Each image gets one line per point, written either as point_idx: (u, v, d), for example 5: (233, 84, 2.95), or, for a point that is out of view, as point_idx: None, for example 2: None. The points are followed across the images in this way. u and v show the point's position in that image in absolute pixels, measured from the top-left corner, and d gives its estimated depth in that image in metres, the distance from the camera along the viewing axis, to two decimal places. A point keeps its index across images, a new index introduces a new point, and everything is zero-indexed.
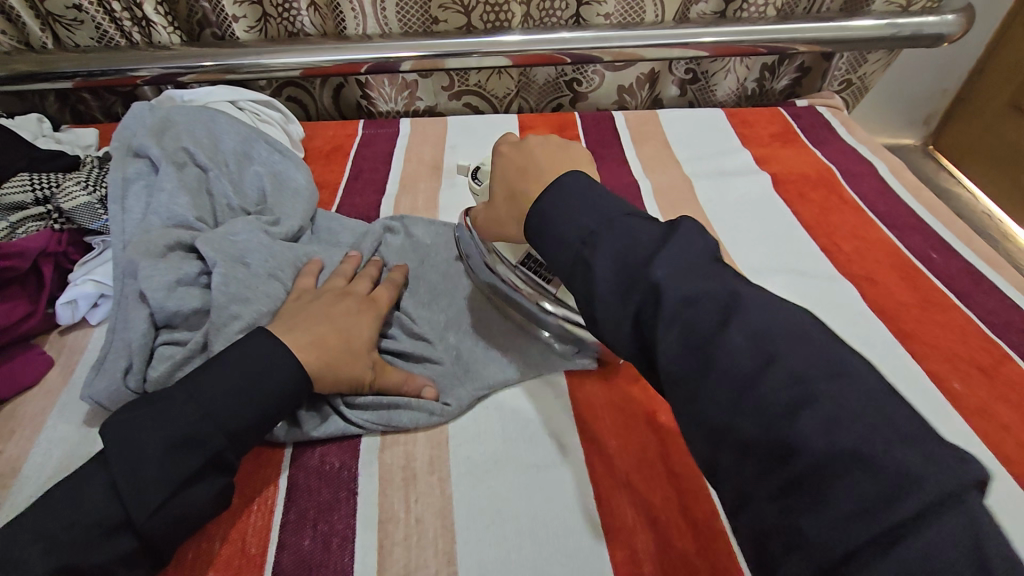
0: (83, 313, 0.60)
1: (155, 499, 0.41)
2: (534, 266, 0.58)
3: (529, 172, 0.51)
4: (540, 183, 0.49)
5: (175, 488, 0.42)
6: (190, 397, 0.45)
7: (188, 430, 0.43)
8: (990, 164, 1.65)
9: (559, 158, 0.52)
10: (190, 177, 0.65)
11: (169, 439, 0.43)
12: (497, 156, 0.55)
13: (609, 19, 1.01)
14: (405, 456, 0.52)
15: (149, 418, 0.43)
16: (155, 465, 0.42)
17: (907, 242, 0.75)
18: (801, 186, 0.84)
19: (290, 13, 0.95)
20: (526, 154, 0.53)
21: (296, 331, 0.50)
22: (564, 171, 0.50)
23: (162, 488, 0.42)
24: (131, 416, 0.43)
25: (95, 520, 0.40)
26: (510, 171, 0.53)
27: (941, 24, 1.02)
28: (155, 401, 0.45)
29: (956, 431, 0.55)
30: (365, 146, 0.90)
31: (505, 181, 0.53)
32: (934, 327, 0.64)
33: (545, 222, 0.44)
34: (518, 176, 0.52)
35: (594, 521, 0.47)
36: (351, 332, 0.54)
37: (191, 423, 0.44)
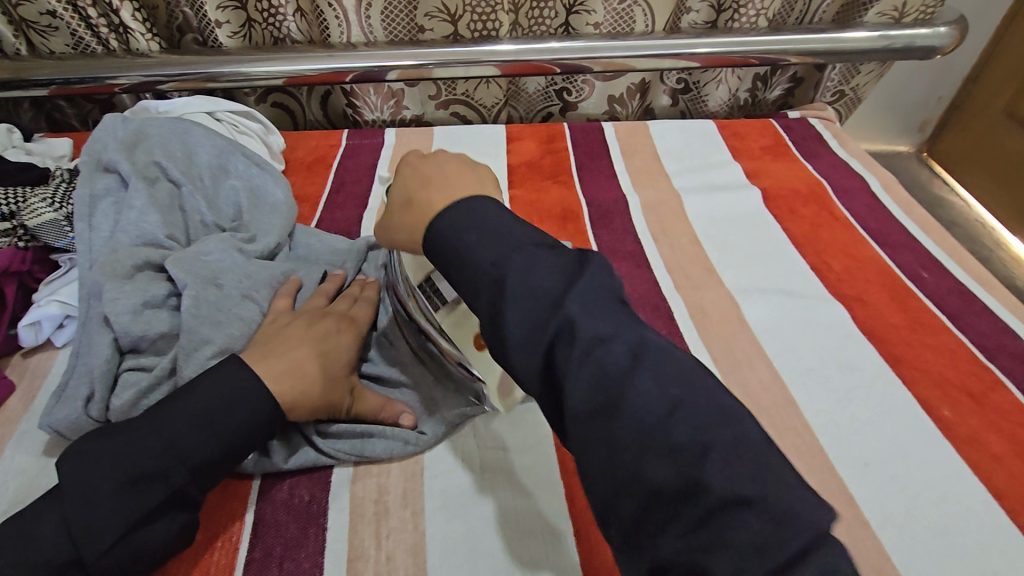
0: (48, 335, 0.58)
1: (109, 537, 0.40)
2: (430, 291, 0.52)
3: (431, 181, 0.47)
4: (443, 196, 0.45)
5: (130, 526, 0.40)
6: (151, 433, 0.43)
7: (146, 466, 0.41)
8: (984, 173, 1.64)
9: (468, 174, 0.48)
10: (162, 193, 0.63)
11: (126, 475, 0.41)
12: (404, 165, 0.50)
13: (599, 28, 0.99)
14: (378, 489, 0.50)
15: (107, 452, 0.41)
16: (109, 503, 0.40)
17: (898, 261, 0.74)
18: (791, 201, 0.83)
19: (272, 20, 0.93)
20: (434, 166, 0.49)
21: (265, 361, 0.48)
22: (470, 188, 0.46)
23: (119, 529, 0.40)
24: (88, 451, 0.42)
25: (44, 561, 0.38)
26: (413, 178, 0.48)
27: (935, 36, 1.01)
28: (115, 433, 0.43)
29: (945, 462, 0.53)
30: (349, 158, 0.88)
31: (405, 187, 0.48)
32: (926, 351, 0.62)
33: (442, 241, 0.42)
34: (421, 183, 0.47)
35: (573, 558, 0.46)
36: (323, 358, 0.51)
37: (150, 458, 0.42)
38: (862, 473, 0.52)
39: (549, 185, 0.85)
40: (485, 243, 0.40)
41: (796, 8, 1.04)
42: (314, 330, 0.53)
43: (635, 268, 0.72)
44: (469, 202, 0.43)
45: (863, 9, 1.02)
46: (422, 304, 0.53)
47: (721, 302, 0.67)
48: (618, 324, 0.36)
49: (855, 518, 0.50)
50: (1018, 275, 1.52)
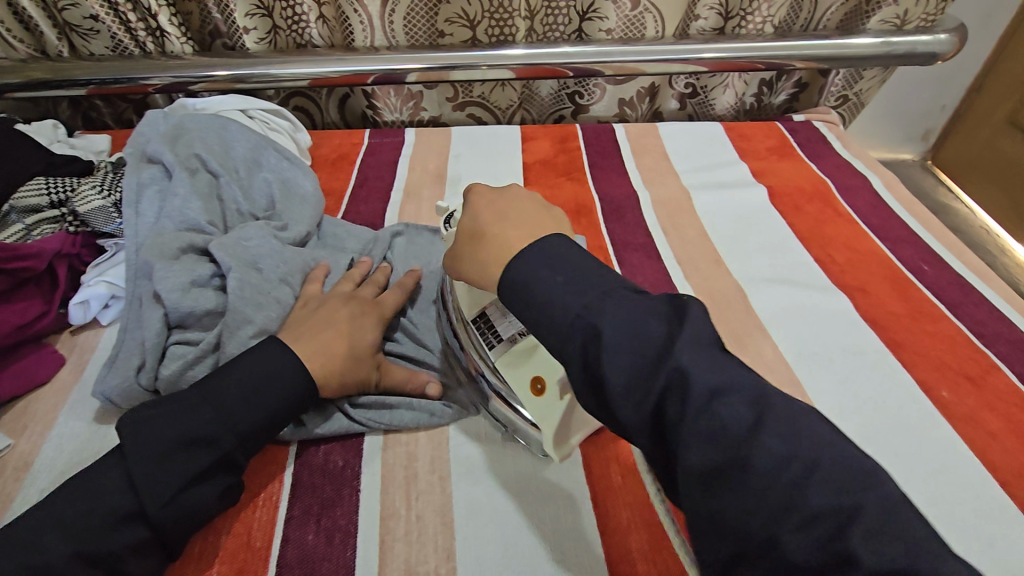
0: (95, 313, 0.62)
1: (166, 491, 0.43)
2: (486, 326, 0.53)
3: (505, 218, 0.49)
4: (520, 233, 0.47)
5: (185, 482, 0.44)
6: (204, 399, 0.46)
7: (200, 429, 0.45)
8: (989, 181, 1.68)
9: (543, 219, 0.49)
10: (202, 183, 0.67)
11: (181, 436, 0.44)
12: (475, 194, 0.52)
13: (611, 34, 1.03)
14: (407, 456, 0.53)
15: (165, 415, 0.45)
16: (167, 461, 0.43)
17: (899, 254, 0.77)
18: (796, 199, 0.86)
19: (300, 25, 0.97)
20: (504, 203, 0.51)
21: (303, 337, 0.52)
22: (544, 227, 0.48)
23: (174, 482, 0.43)
24: (148, 412, 0.45)
25: (108, 508, 0.42)
26: (485, 207, 0.51)
27: (936, 42, 1.04)
28: (170, 399, 0.46)
29: (943, 438, 0.56)
30: (371, 155, 0.92)
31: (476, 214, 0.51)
32: (925, 337, 0.65)
33: (518, 280, 0.42)
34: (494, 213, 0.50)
35: (590, 520, 0.49)
36: (355, 335, 0.55)
37: (204, 421, 0.45)
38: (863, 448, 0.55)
39: (563, 182, 0.89)
40: (572, 287, 0.41)
41: (802, 15, 1.07)
42: (347, 311, 0.56)
43: (647, 259, 0.75)
44: (542, 240, 0.44)
45: (867, 17, 1.05)
46: (474, 338, 0.54)
47: (728, 290, 0.70)
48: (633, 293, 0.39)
49: None
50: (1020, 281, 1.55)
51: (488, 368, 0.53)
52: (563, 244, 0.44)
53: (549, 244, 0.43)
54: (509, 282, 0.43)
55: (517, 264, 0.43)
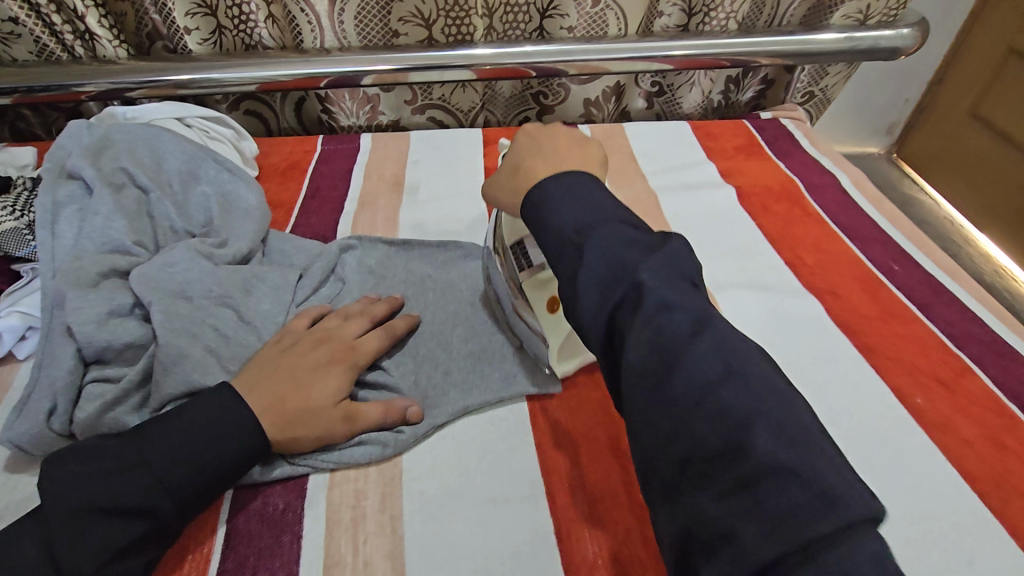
0: (9, 347, 0.56)
1: (90, 565, 0.38)
2: (520, 252, 0.59)
3: (544, 154, 0.51)
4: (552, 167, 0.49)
5: (112, 553, 0.39)
6: (143, 459, 0.42)
7: (133, 495, 0.40)
8: (954, 174, 1.70)
9: (579, 154, 0.51)
10: (130, 199, 0.62)
11: (111, 503, 0.40)
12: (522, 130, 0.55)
13: (573, 32, 1.00)
14: (356, 494, 0.49)
15: (97, 479, 0.40)
16: (93, 531, 0.39)
17: (869, 254, 0.75)
18: (764, 199, 0.84)
19: (245, 26, 0.91)
20: (545, 138, 0.53)
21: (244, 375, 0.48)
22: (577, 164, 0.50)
23: (95, 550, 0.39)
24: (72, 469, 0.41)
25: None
26: (528, 145, 0.53)
27: (898, 37, 1.04)
28: (105, 458, 0.42)
29: (920, 448, 0.54)
30: (324, 163, 0.87)
31: (519, 152, 0.53)
32: (896, 340, 0.63)
33: (542, 198, 0.45)
34: (533, 154, 0.52)
35: (555, 557, 0.45)
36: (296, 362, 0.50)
37: (139, 486, 0.41)
38: None
39: None
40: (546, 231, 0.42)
41: (765, 10, 1.06)
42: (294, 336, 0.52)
43: None
44: (577, 175, 0.46)
45: (829, 12, 1.03)
46: (510, 264, 0.60)
47: None
48: None
49: None
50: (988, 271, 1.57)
51: (514, 291, 0.59)
52: (583, 182, 0.45)
53: (569, 180, 0.45)
54: (530, 205, 0.46)
55: (542, 187, 0.45)
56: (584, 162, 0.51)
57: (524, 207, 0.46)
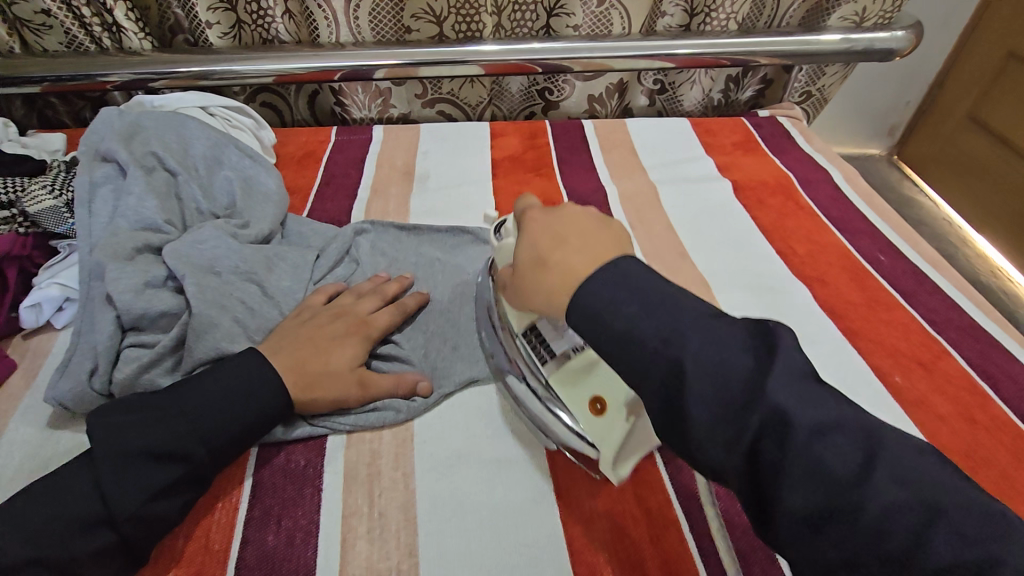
0: (48, 317, 0.60)
1: (134, 500, 0.42)
2: (538, 340, 0.53)
3: (568, 242, 0.44)
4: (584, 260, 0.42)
5: (153, 492, 0.43)
6: (182, 411, 0.46)
7: (172, 441, 0.45)
8: (951, 174, 1.73)
9: (606, 235, 0.45)
10: (159, 181, 0.66)
11: (153, 447, 0.44)
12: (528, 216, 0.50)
13: (578, 30, 1.04)
14: (371, 453, 0.53)
15: (141, 426, 0.45)
16: (136, 471, 0.43)
17: (858, 245, 0.79)
18: (760, 193, 0.88)
19: (263, 20, 0.95)
20: (559, 222, 0.47)
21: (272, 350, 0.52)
22: (611, 248, 0.43)
23: (141, 491, 0.43)
24: (119, 418, 0.45)
25: (75, 515, 0.41)
26: (542, 232, 0.47)
27: (892, 40, 1.07)
28: (147, 408, 0.46)
29: (898, 422, 0.58)
30: (338, 152, 0.91)
31: (533, 240, 0.47)
32: (880, 325, 0.67)
33: (587, 309, 0.40)
34: (552, 240, 0.45)
35: (555, 512, 0.49)
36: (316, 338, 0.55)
37: (177, 434, 0.45)
38: None
39: (532, 177, 0.89)
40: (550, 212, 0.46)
41: (765, 11, 1.09)
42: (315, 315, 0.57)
43: None
44: (611, 264, 0.41)
45: (826, 15, 1.08)
46: (528, 354, 0.53)
47: (692, 282, 0.72)
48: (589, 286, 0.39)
49: None
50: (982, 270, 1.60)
51: (542, 386, 0.53)
52: (623, 266, 0.41)
53: (610, 269, 0.41)
54: (577, 313, 0.40)
55: (583, 294, 0.40)
56: (615, 245, 0.44)
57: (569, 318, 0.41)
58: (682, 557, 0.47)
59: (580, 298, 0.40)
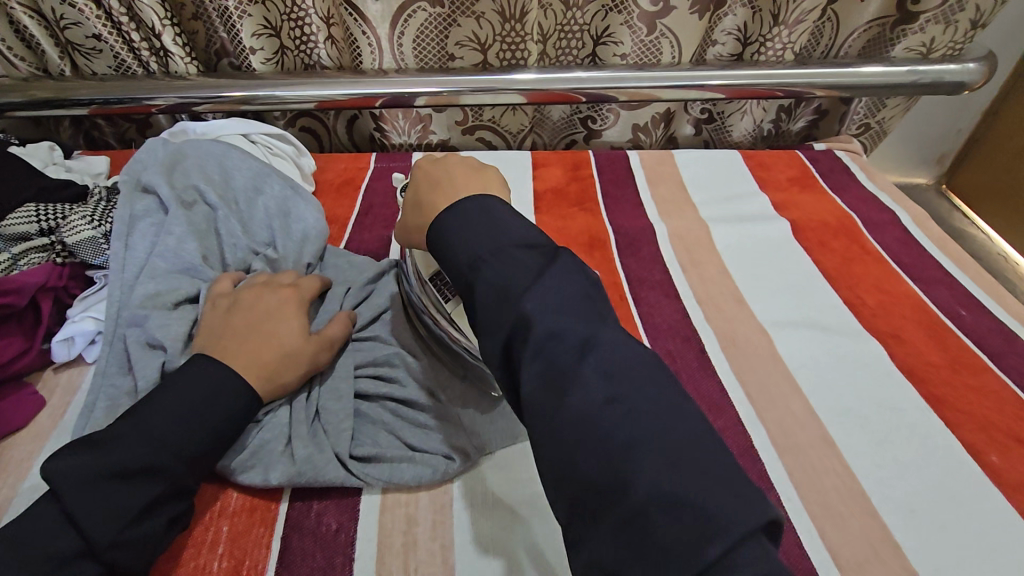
0: (79, 350, 0.59)
1: None
2: (441, 284, 0.60)
3: (442, 187, 0.54)
4: (449, 197, 0.53)
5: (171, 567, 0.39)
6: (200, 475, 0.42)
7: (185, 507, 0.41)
8: (1005, 213, 1.64)
9: (474, 180, 0.55)
10: (199, 216, 0.64)
11: None
12: (415, 171, 0.59)
13: (626, 59, 1.00)
14: (407, 519, 0.49)
15: None
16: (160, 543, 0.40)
17: (934, 297, 0.72)
18: (821, 234, 0.82)
19: (306, 46, 0.95)
20: (440, 171, 0.56)
21: (229, 350, 0.49)
22: (474, 188, 0.54)
23: None
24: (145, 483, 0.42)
25: None
26: (422, 183, 0.56)
27: (964, 71, 1.01)
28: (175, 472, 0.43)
29: (995, 512, 0.51)
30: (377, 181, 0.89)
31: (415, 189, 0.57)
32: (970, 393, 0.60)
33: (447, 233, 0.47)
34: (429, 186, 0.55)
35: None
36: (273, 333, 0.52)
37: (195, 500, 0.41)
38: (907, 520, 0.50)
39: (576, 212, 0.85)
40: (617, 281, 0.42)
41: (822, 40, 1.04)
42: (260, 308, 0.54)
43: (664, 299, 0.71)
44: (481, 197, 0.49)
45: (891, 44, 1.02)
46: (433, 298, 0.60)
47: (750, 331, 0.67)
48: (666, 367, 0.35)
49: (901, 567, 0.47)
50: None
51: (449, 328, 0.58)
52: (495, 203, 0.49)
53: (482, 202, 0.48)
54: (433, 232, 0.49)
55: (440, 222, 0.48)
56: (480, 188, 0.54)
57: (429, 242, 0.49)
58: None
59: (441, 225, 0.48)
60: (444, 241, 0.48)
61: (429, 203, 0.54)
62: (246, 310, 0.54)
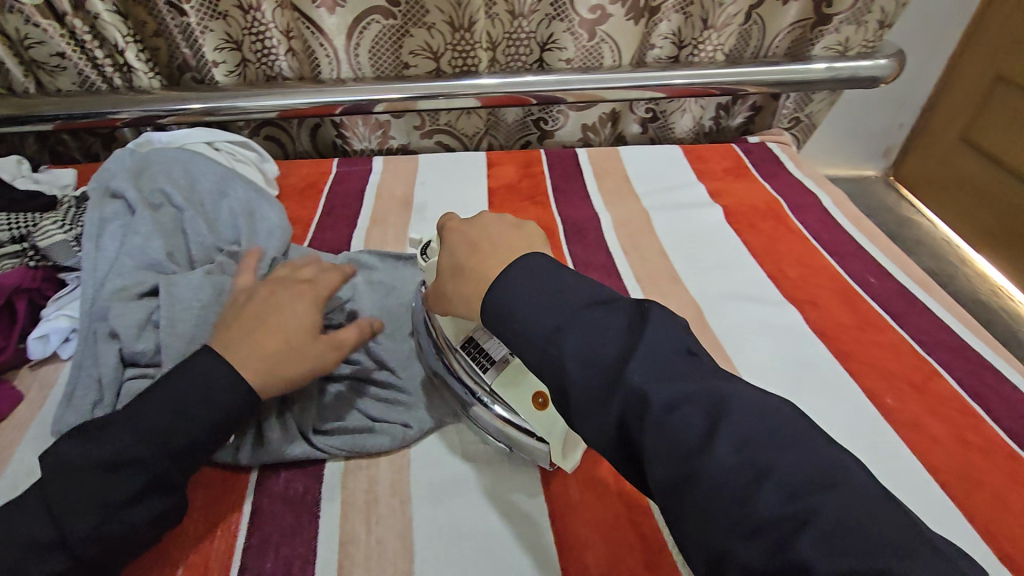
0: (55, 347, 0.62)
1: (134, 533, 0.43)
2: (476, 350, 0.55)
3: (482, 248, 0.53)
4: (495, 262, 0.51)
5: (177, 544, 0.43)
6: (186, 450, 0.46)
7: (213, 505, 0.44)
8: (949, 197, 1.81)
9: (513, 237, 0.55)
10: (165, 218, 0.68)
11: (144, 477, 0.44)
12: (448, 232, 0.57)
13: (570, 63, 1.07)
14: (369, 481, 0.54)
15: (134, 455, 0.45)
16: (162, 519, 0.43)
17: (848, 268, 0.80)
18: (750, 217, 0.90)
19: (267, 58, 0.99)
20: (478, 231, 0.55)
21: (237, 344, 0.51)
22: (519, 245, 0.53)
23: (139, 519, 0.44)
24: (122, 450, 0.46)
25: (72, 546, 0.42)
26: (458, 242, 0.55)
27: (876, 67, 1.11)
28: None
29: (891, 445, 0.58)
30: (338, 184, 0.94)
31: (451, 250, 0.55)
32: (872, 347, 0.68)
33: (498, 304, 0.47)
34: (468, 248, 0.54)
35: (550, 539, 0.50)
36: (278, 327, 0.53)
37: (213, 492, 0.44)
38: None
39: (527, 206, 0.91)
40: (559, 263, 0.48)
41: (751, 43, 1.12)
42: (268, 303, 0.55)
43: (607, 279, 0.78)
44: (530, 258, 0.49)
45: (811, 44, 1.11)
46: (465, 364, 0.56)
47: (683, 304, 0.73)
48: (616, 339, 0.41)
49: None
50: (984, 289, 1.67)
51: (485, 391, 0.55)
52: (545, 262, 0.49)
53: (531, 263, 0.48)
54: (491, 307, 0.48)
55: (496, 291, 0.48)
56: (521, 243, 0.54)
57: (486, 314, 0.48)
58: None
59: (497, 292, 0.48)
60: (504, 312, 0.47)
61: (473, 270, 0.52)
62: (260, 305, 0.55)
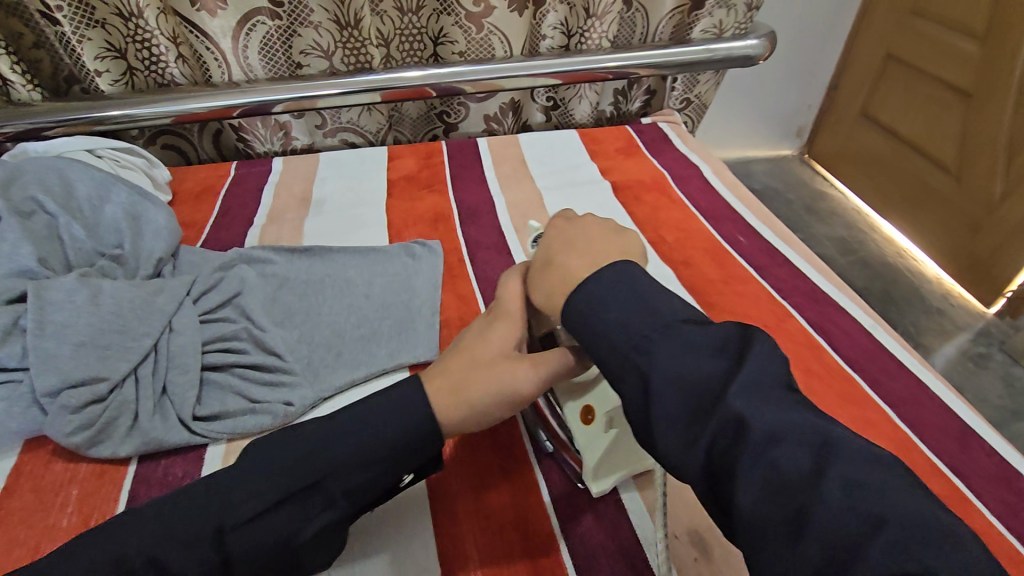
0: None
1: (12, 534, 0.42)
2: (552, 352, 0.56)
3: (577, 245, 0.51)
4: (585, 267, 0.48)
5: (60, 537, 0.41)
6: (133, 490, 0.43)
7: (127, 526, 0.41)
8: (857, 172, 1.95)
9: (612, 243, 0.52)
10: (39, 225, 0.68)
11: None
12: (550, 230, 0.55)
13: (464, 56, 1.10)
14: None
15: None
16: None
17: (721, 230, 0.86)
18: (636, 191, 0.96)
19: (156, 66, 0.99)
20: (575, 231, 0.53)
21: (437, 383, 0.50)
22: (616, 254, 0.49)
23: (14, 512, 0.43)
24: None
25: None
26: (559, 239, 0.53)
27: (748, 47, 1.19)
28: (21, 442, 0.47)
29: None
30: (236, 185, 0.95)
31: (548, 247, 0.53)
32: (733, 297, 0.74)
33: (586, 303, 0.43)
34: (563, 246, 0.51)
35: (425, 491, 0.57)
36: (474, 358, 0.51)
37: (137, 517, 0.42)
38: None
39: (425, 194, 0.94)
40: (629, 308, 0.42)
41: (636, 29, 1.19)
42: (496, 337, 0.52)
43: (497, 256, 0.81)
44: (624, 263, 0.45)
45: (689, 28, 1.19)
46: None
47: None
48: (665, 352, 0.38)
49: None
50: (890, 252, 1.81)
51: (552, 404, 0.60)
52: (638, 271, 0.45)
53: (623, 268, 0.45)
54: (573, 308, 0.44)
55: (578, 295, 0.44)
56: (617, 248, 0.51)
57: (568, 319, 0.45)
58: (538, 516, 0.55)
59: (584, 293, 0.44)
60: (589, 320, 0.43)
61: (559, 267, 0.49)
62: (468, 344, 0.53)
